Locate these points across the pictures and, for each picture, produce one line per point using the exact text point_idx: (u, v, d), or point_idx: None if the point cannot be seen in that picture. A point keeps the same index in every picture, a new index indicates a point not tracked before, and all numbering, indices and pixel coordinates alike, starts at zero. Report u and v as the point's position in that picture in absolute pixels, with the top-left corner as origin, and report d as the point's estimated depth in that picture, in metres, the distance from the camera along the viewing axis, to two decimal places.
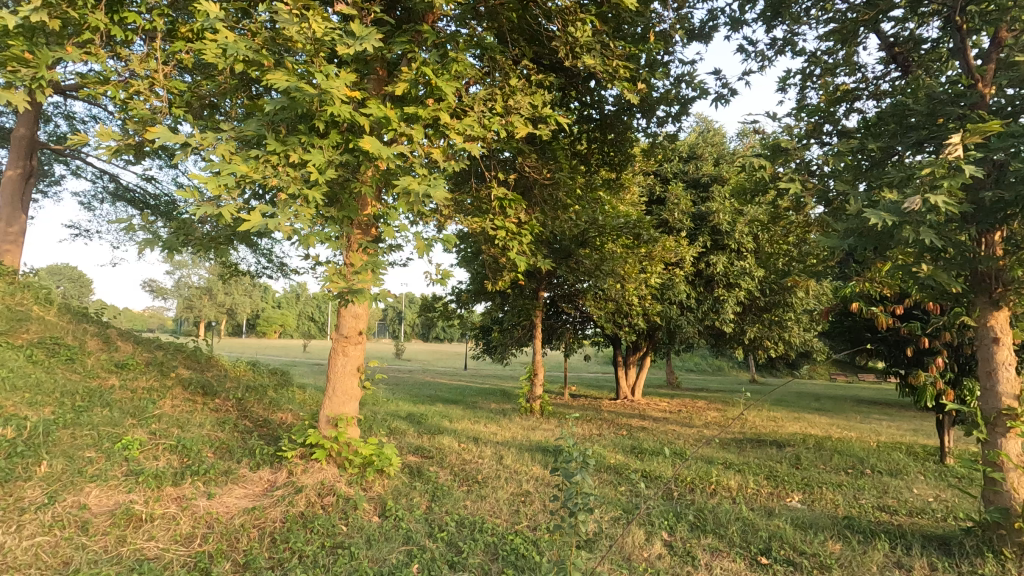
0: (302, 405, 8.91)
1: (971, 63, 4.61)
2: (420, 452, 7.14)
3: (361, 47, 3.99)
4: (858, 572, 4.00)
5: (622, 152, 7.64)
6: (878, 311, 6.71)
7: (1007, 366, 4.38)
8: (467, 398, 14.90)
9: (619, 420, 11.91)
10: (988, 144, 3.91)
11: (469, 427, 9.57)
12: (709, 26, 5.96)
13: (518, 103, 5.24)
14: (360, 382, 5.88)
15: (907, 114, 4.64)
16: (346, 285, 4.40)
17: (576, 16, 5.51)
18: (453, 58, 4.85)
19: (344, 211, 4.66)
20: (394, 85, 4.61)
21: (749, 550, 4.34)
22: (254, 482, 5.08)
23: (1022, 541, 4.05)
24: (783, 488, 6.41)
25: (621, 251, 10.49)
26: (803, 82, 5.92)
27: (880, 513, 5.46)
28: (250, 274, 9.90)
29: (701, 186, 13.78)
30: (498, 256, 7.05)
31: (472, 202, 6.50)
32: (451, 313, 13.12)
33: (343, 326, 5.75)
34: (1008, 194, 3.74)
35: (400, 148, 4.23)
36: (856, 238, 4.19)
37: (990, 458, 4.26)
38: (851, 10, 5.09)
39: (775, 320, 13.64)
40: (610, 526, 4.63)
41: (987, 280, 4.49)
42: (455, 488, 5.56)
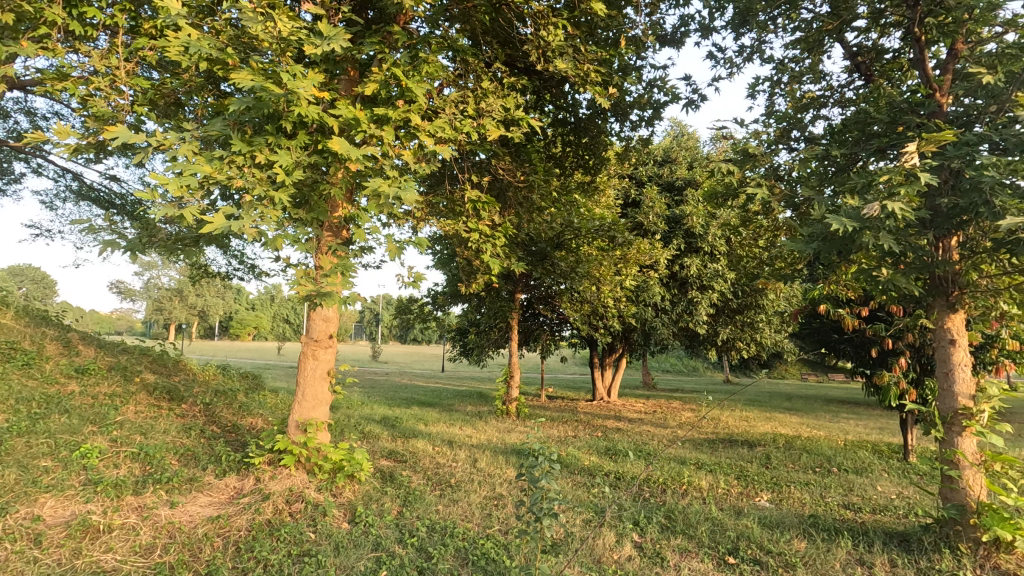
0: (274, 409, 8.73)
1: (929, 74, 4.75)
2: (393, 456, 7.07)
3: (329, 47, 3.94)
4: (821, 569, 4.09)
5: (596, 156, 7.69)
6: (844, 313, 6.88)
7: (963, 367, 4.53)
8: (444, 401, 14.82)
9: (595, 422, 11.97)
10: (944, 152, 4.04)
11: (444, 430, 9.53)
12: (680, 32, 6.03)
13: (490, 106, 5.23)
14: (330, 387, 5.80)
15: (869, 122, 4.77)
16: (314, 288, 4.33)
17: (548, 20, 5.53)
18: (425, 59, 4.83)
19: (314, 212, 4.58)
20: (364, 86, 4.56)
21: (718, 550, 4.40)
22: (220, 489, 4.97)
23: (977, 536, 4.18)
24: (752, 487, 6.52)
25: (596, 253, 10.57)
26: (771, 88, 6.01)
27: (845, 511, 5.59)
28: (221, 276, 9.68)
29: (676, 190, 13.96)
30: (473, 258, 7.03)
31: (447, 204, 6.48)
32: (426, 316, 13.04)
33: (314, 330, 5.68)
34: (962, 201, 3.87)
35: (369, 150, 4.19)
36: (821, 242, 4.29)
37: (947, 457, 4.39)
38: (816, 19, 5.19)
39: (748, 322, 13.88)
40: (581, 528, 4.65)
41: (944, 283, 4.64)
42: (427, 493, 5.52)
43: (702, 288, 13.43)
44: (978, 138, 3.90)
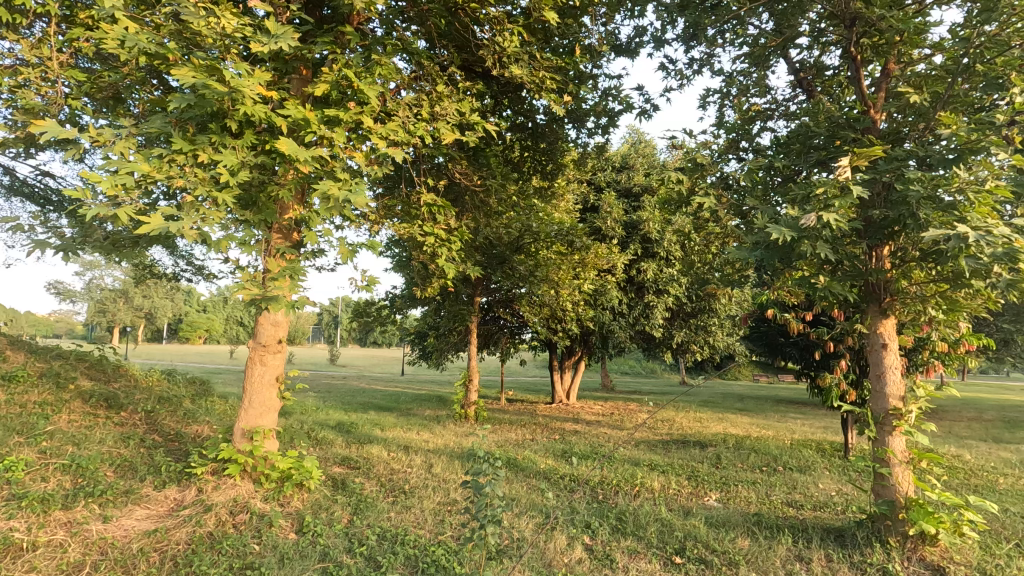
0: (221, 416, 8.42)
1: (865, 92, 4.98)
2: (346, 463, 6.95)
3: (276, 46, 3.86)
4: (763, 567, 4.22)
5: (554, 161, 7.76)
6: (789, 317, 7.16)
7: (893, 370, 4.79)
8: (402, 404, 14.64)
9: (553, 424, 12.07)
10: (876, 167, 4.27)
11: (401, 435, 9.42)
12: (635, 42, 6.16)
13: (445, 110, 5.22)
14: (279, 394, 5.65)
15: (811, 135, 4.97)
16: (261, 292, 4.21)
17: (503, 26, 5.55)
18: (378, 61, 4.77)
19: (261, 214, 4.45)
20: (314, 87, 4.47)
21: (666, 550, 4.50)
22: (159, 501, 4.76)
23: (905, 530, 4.42)
24: (702, 487, 6.71)
25: (555, 257, 10.66)
26: (721, 100, 6.18)
27: (787, 508, 5.82)
28: (167, 277, 9.28)
29: (633, 195, 14.23)
30: (429, 262, 6.99)
31: (403, 207, 6.43)
32: (384, 319, 12.87)
33: (261, 334, 5.52)
34: (892, 213, 4.10)
35: (318, 151, 4.10)
36: (764, 250, 4.47)
37: (879, 455, 4.62)
38: (762, 35, 5.38)
39: (701, 325, 14.26)
40: (533, 532, 4.66)
41: (876, 290, 4.89)
42: (380, 500, 5.44)
43: (658, 292, 13.73)
44: (907, 154, 4.14)
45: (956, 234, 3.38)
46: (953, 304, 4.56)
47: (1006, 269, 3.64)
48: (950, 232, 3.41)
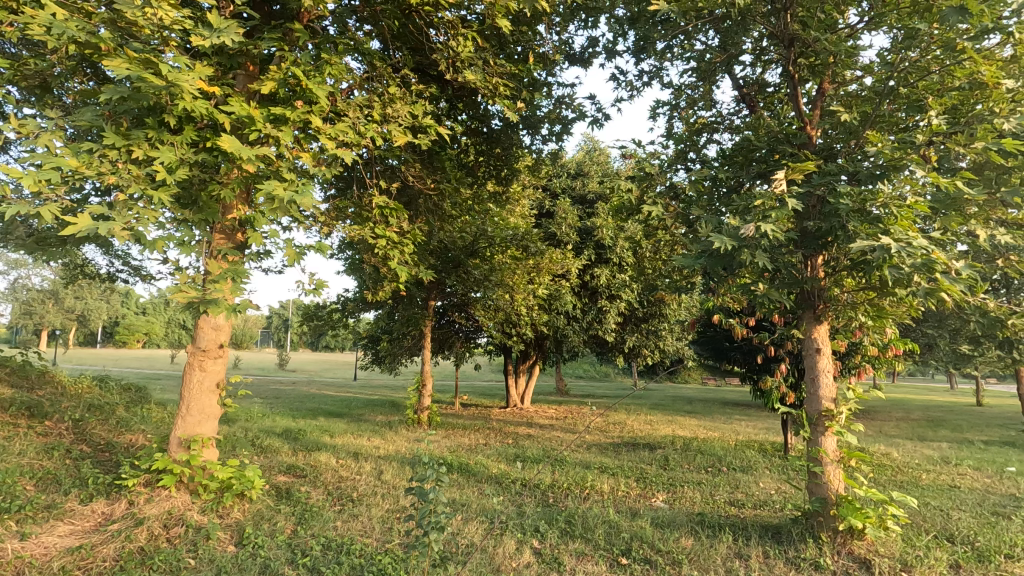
0: (158, 425, 8.01)
1: (802, 108, 5.23)
2: (292, 471, 6.74)
3: (218, 40, 3.75)
4: (705, 565, 4.35)
5: (508, 167, 7.80)
6: (733, 322, 7.41)
7: (826, 373, 5.05)
8: (353, 410, 14.32)
9: (506, 428, 12.08)
10: (810, 180, 4.50)
11: (351, 441, 9.21)
12: (588, 52, 6.28)
13: (397, 112, 5.18)
14: (219, 401, 5.44)
15: (752, 148, 5.19)
16: (200, 295, 4.04)
17: (458, 31, 5.56)
18: (328, 60, 4.68)
19: (202, 213, 4.29)
20: (260, 84, 4.35)
21: (612, 551, 4.58)
22: (85, 516, 4.48)
23: (835, 525, 4.66)
24: (649, 489, 6.87)
25: (510, 262, 10.70)
26: (670, 112, 6.35)
27: (730, 507, 6.02)
28: (101, 278, 8.77)
29: (588, 202, 14.47)
30: (380, 265, 6.89)
31: (355, 210, 6.33)
32: (336, 323, 12.57)
33: (201, 339, 5.30)
34: (824, 225, 4.33)
35: (262, 150, 3.98)
36: (707, 258, 4.63)
37: (813, 455, 4.85)
38: (707, 51, 5.56)
39: (652, 330, 14.63)
40: (483, 537, 4.65)
41: (811, 298, 5.15)
42: (326, 509, 5.30)
43: (611, 298, 13.99)
44: (838, 169, 4.38)
45: (880, 245, 3.61)
46: (880, 310, 4.84)
47: (924, 278, 3.90)
48: (875, 243, 3.63)
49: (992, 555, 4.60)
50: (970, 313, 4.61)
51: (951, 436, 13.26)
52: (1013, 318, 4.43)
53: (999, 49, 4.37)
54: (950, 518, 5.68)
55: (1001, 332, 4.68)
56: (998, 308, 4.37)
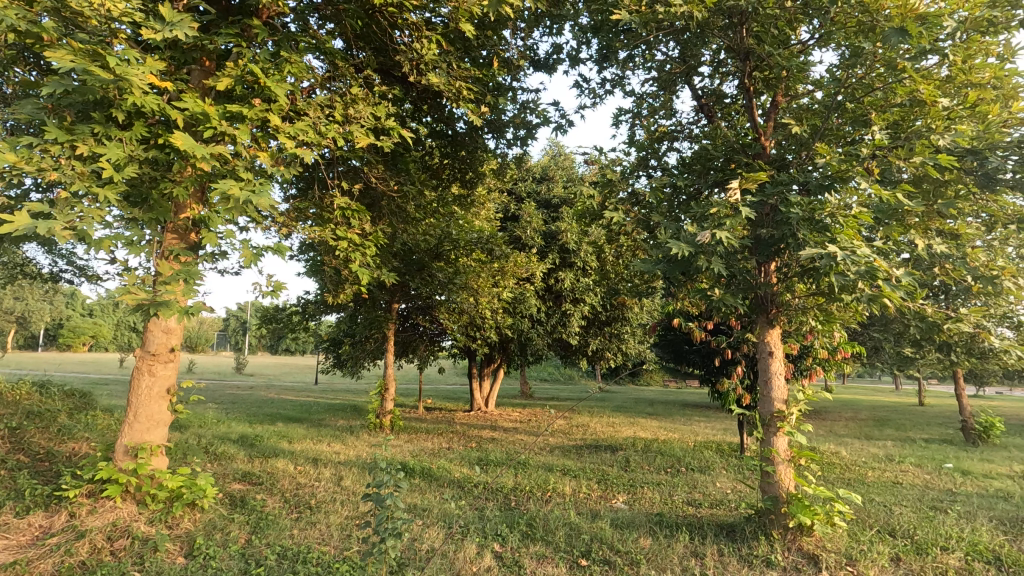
0: (104, 432, 7.66)
1: (757, 120, 5.41)
2: (248, 478, 6.55)
3: (170, 34, 3.64)
4: (663, 564, 4.44)
5: (473, 170, 7.80)
6: (692, 326, 7.58)
7: (778, 375, 5.24)
8: (314, 415, 14.03)
9: (470, 432, 12.04)
10: (763, 190, 4.68)
11: (310, 447, 9.02)
12: (553, 58, 6.35)
13: (359, 113, 5.12)
14: (170, 407, 5.24)
15: (710, 157, 5.35)
16: (149, 297, 3.89)
17: (423, 33, 5.54)
18: (287, 58, 4.59)
19: (152, 212, 4.14)
20: (216, 80, 4.24)
21: (573, 553, 4.62)
22: (20, 530, 4.24)
23: (786, 523, 4.82)
24: (610, 490, 6.97)
25: (475, 265, 10.69)
26: (632, 120, 6.45)
27: (687, 507, 6.17)
28: (44, 278, 8.36)
29: (552, 206, 14.61)
30: (341, 267, 6.78)
31: (316, 211, 6.22)
32: (296, 326, 12.30)
33: (151, 343, 5.10)
34: (776, 233, 4.51)
35: (217, 148, 3.86)
36: (666, 263, 4.74)
37: (765, 455, 5.02)
38: (668, 62, 5.68)
39: (615, 333, 14.85)
40: (443, 542, 4.62)
41: (765, 302, 5.33)
42: (282, 516, 5.17)
43: (575, 301, 14.13)
44: (789, 180, 4.56)
45: (827, 253, 3.77)
46: (828, 315, 5.05)
47: (868, 284, 4.10)
48: (822, 251, 3.78)
49: (929, 547, 4.85)
50: (910, 318, 4.86)
51: (895, 435, 13.91)
52: (948, 322, 4.69)
53: (937, 69, 4.62)
54: (892, 514, 5.96)
55: (938, 335, 4.96)
56: (935, 313, 4.62)
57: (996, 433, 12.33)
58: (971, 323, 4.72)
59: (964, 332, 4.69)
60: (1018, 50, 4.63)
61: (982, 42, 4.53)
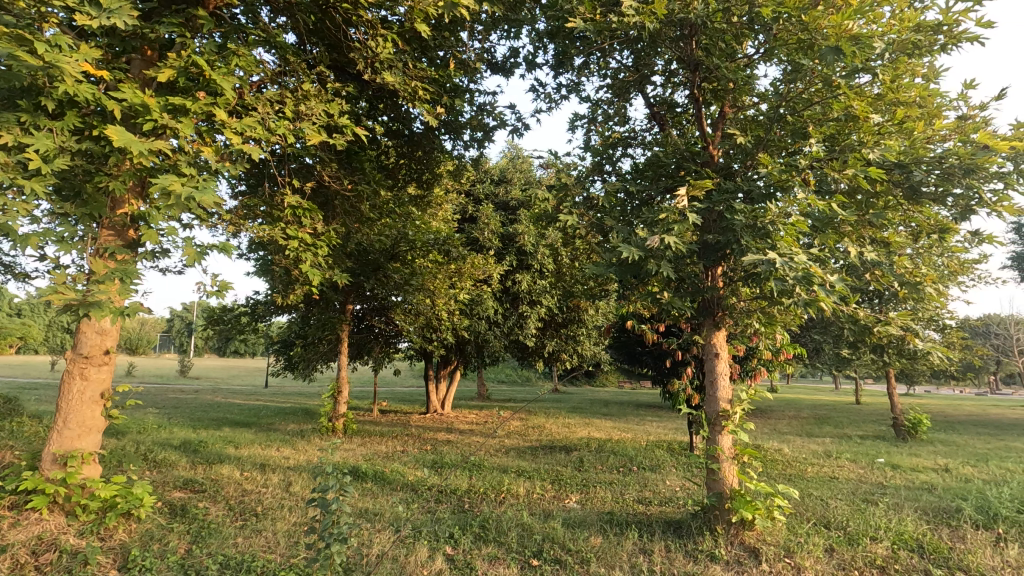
0: (30, 441, 7.18)
1: (706, 130, 5.59)
2: (190, 486, 6.29)
3: (107, 21, 3.47)
4: (612, 562, 4.52)
5: (430, 170, 7.75)
6: (644, 328, 7.77)
7: (723, 376, 5.41)
8: (262, 419, 13.59)
9: (425, 435, 11.92)
10: (710, 197, 4.86)
11: (258, 452, 8.73)
12: (510, 61, 6.39)
13: (310, 109, 5.02)
14: (104, 412, 4.97)
15: (661, 164, 5.50)
16: (80, 297, 3.68)
17: (378, 31, 5.49)
18: (235, 51, 4.45)
19: (85, 207, 3.93)
20: (158, 72, 4.07)
21: (524, 554, 4.66)
22: None
23: (729, 517, 5.01)
24: (564, 490, 7.05)
25: (431, 266, 10.61)
26: (588, 125, 6.52)
27: (638, 505, 6.30)
28: None
29: (510, 209, 14.67)
30: (291, 267, 6.61)
31: (266, 209, 6.05)
32: (244, 327, 11.89)
33: (83, 345, 4.82)
34: (721, 238, 4.69)
35: (157, 142, 3.70)
36: (617, 267, 4.86)
37: (711, 453, 5.18)
38: (621, 70, 5.79)
39: (571, 335, 15.01)
40: (393, 546, 4.57)
41: (711, 305, 5.51)
42: (226, 525, 4.99)
43: (532, 303, 14.22)
44: (734, 188, 4.75)
45: (767, 259, 3.95)
46: (770, 317, 5.27)
47: (805, 289, 4.31)
48: (762, 257, 3.97)
49: (860, 538, 5.14)
50: (845, 321, 5.14)
51: (833, 432, 14.62)
52: (878, 325, 4.99)
53: (869, 86, 4.91)
54: (828, 507, 6.28)
55: (869, 337, 5.26)
56: (867, 316, 4.89)
57: (923, 428, 13.16)
58: (899, 326, 5.03)
59: (892, 334, 4.99)
60: (940, 71, 4.97)
61: (909, 63, 4.84)
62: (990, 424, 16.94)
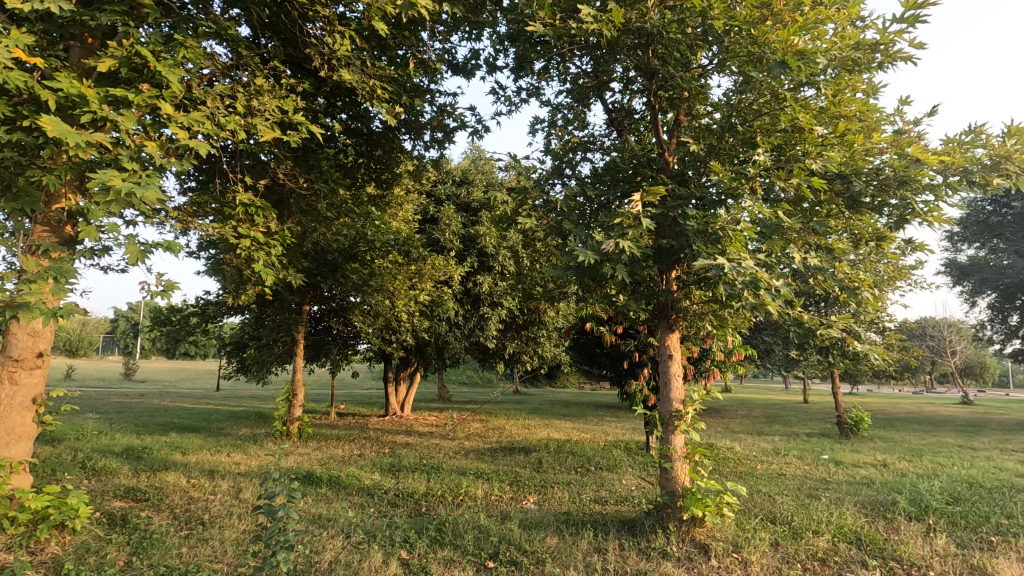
0: None
1: (662, 137, 5.72)
2: (132, 495, 6.01)
3: (40, 6, 3.30)
4: (567, 562, 4.57)
5: (390, 169, 7.66)
6: (602, 329, 7.86)
7: (676, 377, 5.54)
8: (212, 423, 13.12)
9: (383, 438, 11.75)
10: (665, 203, 4.99)
11: (207, 458, 8.42)
12: (471, 63, 6.39)
13: (263, 105, 4.89)
14: (36, 418, 4.71)
15: (618, 169, 5.61)
16: (10, 296, 3.47)
17: (335, 28, 5.39)
18: (182, 42, 4.29)
19: (17, 201, 3.71)
20: (98, 61, 3.90)
21: (480, 556, 4.65)
22: None
23: (681, 515, 5.13)
24: (522, 491, 7.08)
25: (391, 267, 10.49)
26: (548, 129, 6.57)
27: (594, 505, 6.39)
28: None
29: (472, 210, 14.65)
30: (243, 267, 6.42)
31: (217, 206, 5.86)
32: (194, 328, 11.46)
33: (13, 347, 4.55)
34: (675, 243, 4.82)
35: (96, 135, 3.53)
36: (575, 270, 4.93)
37: (664, 452, 5.30)
38: (581, 75, 5.85)
39: (531, 337, 15.06)
40: (347, 553, 4.50)
41: (666, 308, 5.63)
42: (171, 534, 4.79)
43: (493, 305, 14.21)
44: (686, 195, 4.89)
45: (716, 264, 4.08)
46: (721, 320, 5.45)
47: (752, 293, 4.46)
48: (712, 262, 4.09)
49: (803, 532, 5.35)
50: (791, 324, 5.35)
51: (782, 430, 15.21)
52: (821, 328, 5.21)
53: (815, 100, 5.13)
54: (775, 503, 6.51)
55: (813, 339, 5.49)
56: (811, 320, 5.11)
57: (864, 426, 13.80)
58: (840, 329, 5.27)
59: (833, 337, 5.22)
60: (878, 88, 5.24)
61: (850, 79, 5.09)
62: (925, 422, 17.92)
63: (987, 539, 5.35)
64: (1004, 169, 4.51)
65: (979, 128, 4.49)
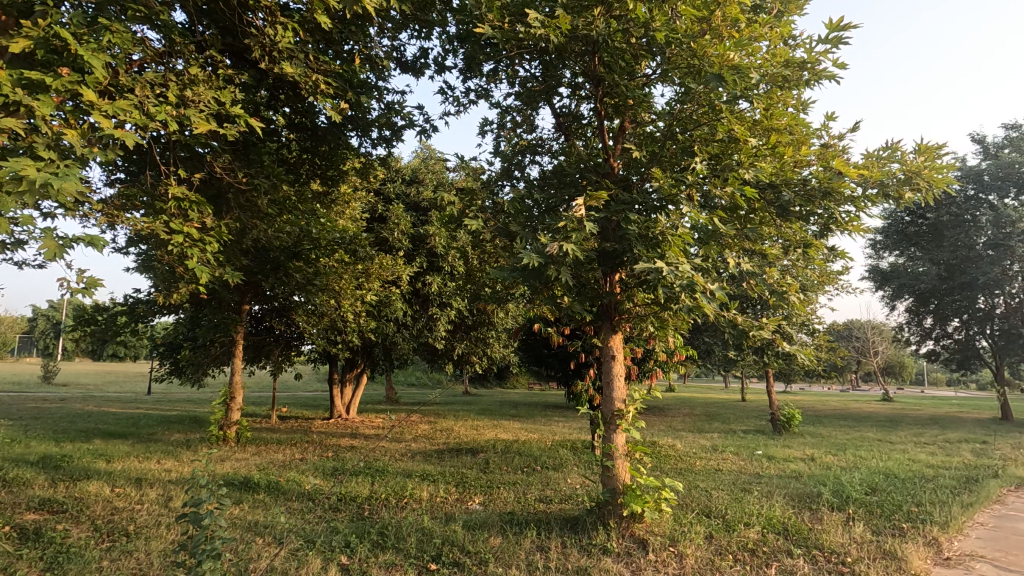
0: None
1: (607, 143, 5.85)
2: (47, 506, 5.61)
3: None
4: (509, 561, 4.61)
5: (335, 166, 7.49)
6: (549, 330, 7.97)
7: (618, 377, 5.68)
8: (142, 429, 12.41)
9: (327, 441, 11.46)
10: (608, 207, 5.13)
11: (134, 465, 7.96)
12: (419, 62, 6.36)
13: (198, 96, 4.68)
14: None
15: (564, 173, 5.70)
16: None
17: (276, 19, 5.24)
18: (108, 26, 4.06)
19: None
20: (12, 42, 3.63)
21: (422, 559, 4.62)
22: None
23: (621, 511, 5.27)
24: (468, 492, 7.07)
25: (336, 265, 10.24)
26: (497, 131, 6.59)
27: (538, 504, 6.46)
28: None
29: (421, 209, 14.49)
30: (176, 264, 6.12)
31: (147, 200, 5.55)
32: (121, 329, 10.79)
33: None
34: (618, 247, 4.96)
35: (8, 120, 3.29)
36: (520, 272, 4.97)
37: (606, 450, 5.42)
38: (530, 79, 5.89)
39: (480, 338, 15.01)
40: (283, 560, 4.36)
41: (609, 310, 5.77)
42: (90, 547, 4.51)
43: (442, 305, 14.11)
44: (628, 200, 5.04)
45: (655, 268, 4.21)
46: (661, 322, 5.63)
47: (688, 296, 4.64)
48: (651, 266, 4.22)
49: (735, 524, 5.61)
50: (726, 325, 5.58)
51: (722, 428, 15.80)
52: (753, 329, 5.46)
53: (750, 113, 5.39)
54: (711, 497, 6.78)
55: (747, 340, 5.75)
56: (743, 322, 5.35)
57: (796, 422, 14.55)
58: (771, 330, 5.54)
59: (765, 338, 5.48)
60: (806, 104, 5.56)
61: (782, 94, 5.37)
62: (850, 418, 19.06)
63: (899, 526, 5.76)
64: (915, 183, 4.88)
65: (895, 144, 4.84)
